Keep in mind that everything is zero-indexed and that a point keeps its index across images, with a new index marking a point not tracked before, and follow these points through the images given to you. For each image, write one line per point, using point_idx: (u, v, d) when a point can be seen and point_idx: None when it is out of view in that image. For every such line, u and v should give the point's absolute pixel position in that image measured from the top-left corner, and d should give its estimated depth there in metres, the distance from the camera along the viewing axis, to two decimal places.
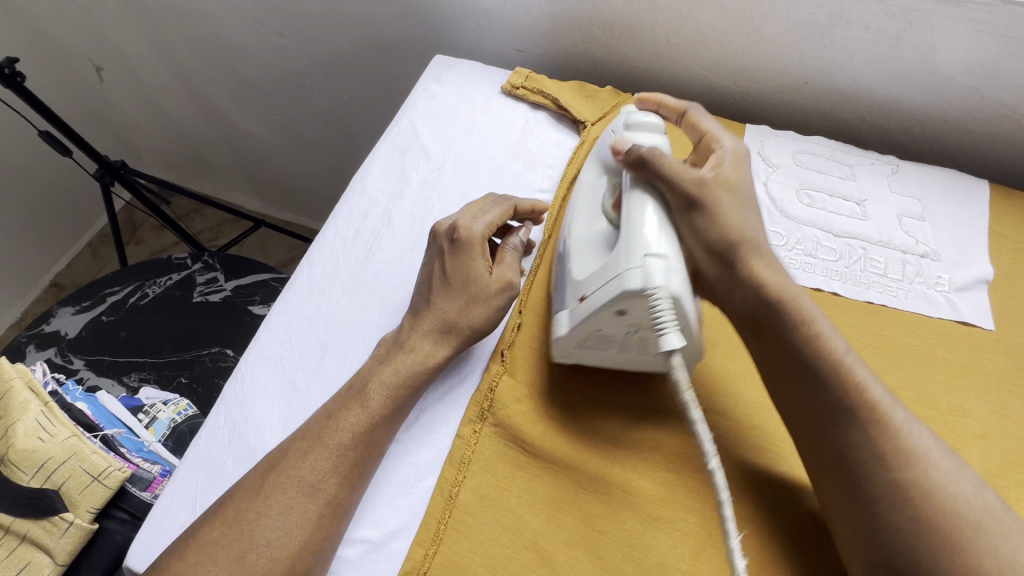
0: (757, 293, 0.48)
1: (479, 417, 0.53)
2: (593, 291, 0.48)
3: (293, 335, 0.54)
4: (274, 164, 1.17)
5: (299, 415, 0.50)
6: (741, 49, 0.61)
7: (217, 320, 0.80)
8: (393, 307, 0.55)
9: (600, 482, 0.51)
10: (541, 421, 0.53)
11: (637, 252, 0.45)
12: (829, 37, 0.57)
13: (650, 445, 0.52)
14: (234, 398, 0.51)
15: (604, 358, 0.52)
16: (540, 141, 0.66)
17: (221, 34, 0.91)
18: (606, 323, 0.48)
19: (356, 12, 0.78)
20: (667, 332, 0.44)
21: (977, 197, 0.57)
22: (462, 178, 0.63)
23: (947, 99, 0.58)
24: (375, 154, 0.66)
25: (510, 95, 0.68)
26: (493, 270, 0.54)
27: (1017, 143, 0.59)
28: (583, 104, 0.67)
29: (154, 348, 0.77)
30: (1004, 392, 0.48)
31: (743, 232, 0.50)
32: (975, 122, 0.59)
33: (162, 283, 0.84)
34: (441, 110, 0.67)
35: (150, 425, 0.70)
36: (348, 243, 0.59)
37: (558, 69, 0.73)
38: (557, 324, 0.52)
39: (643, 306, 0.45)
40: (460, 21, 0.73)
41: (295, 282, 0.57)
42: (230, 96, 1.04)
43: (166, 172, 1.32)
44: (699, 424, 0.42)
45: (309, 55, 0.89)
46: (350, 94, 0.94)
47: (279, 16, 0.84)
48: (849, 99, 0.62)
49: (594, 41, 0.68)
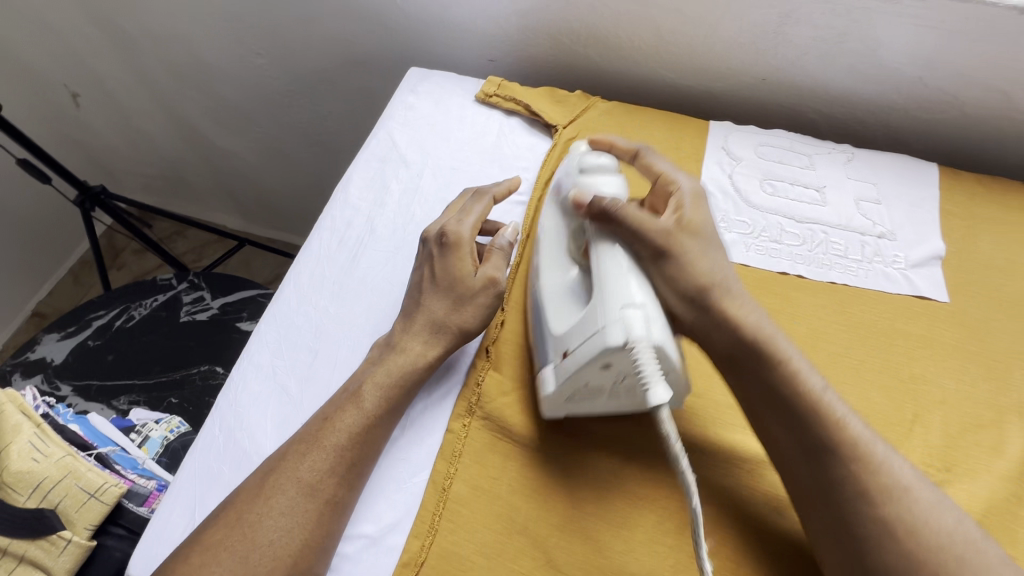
0: (733, 335, 0.52)
1: (468, 411, 0.54)
2: (576, 345, 0.49)
3: (284, 342, 0.59)
4: (260, 182, 1.39)
5: (291, 417, 0.55)
6: (698, 43, 0.74)
7: (208, 334, 1.01)
8: (377, 309, 0.61)
9: (588, 469, 0.51)
10: (529, 411, 0.54)
11: (614, 307, 0.47)
12: (781, 34, 0.70)
13: (636, 431, 0.53)
14: (229, 408, 0.56)
15: (593, 409, 0.52)
16: (514, 145, 0.74)
17: (196, 54, 1.10)
18: (589, 376, 0.48)
19: (330, 30, 0.95)
20: (651, 383, 0.44)
21: (928, 181, 0.65)
22: (442, 184, 0.71)
23: (894, 87, 0.71)
24: (356, 165, 0.73)
25: (484, 103, 0.77)
26: (479, 269, 0.57)
27: (956, 129, 0.73)
28: (554, 108, 0.75)
29: (144, 370, 0.97)
30: (960, 359, 0.54)
31: (711, 274, 0.54)
32: (921, 109, 0.72)
33: (147, 305, 1.05)
34: (418, 121, 0.75)
35: (144, 444, 0.87)
36: (334, 252, 0.65)
37: (528, 75, 0.87)
38: (541, 382, 0.52)
39: (626, 360, 0.46)
40: (433, 35, 0.88)
41: (284, 292, 0.63)
42: (208, 116, 1.25)
43: (145, 195, 1.57)
44: (687, 470, 0.42)
45: (286, 71, 1.07)
46: (332, 111, 1.13)
47: (257, 38, 1.02)
48: (804, 92, 0.75)
49: (560, 47, 0.81)
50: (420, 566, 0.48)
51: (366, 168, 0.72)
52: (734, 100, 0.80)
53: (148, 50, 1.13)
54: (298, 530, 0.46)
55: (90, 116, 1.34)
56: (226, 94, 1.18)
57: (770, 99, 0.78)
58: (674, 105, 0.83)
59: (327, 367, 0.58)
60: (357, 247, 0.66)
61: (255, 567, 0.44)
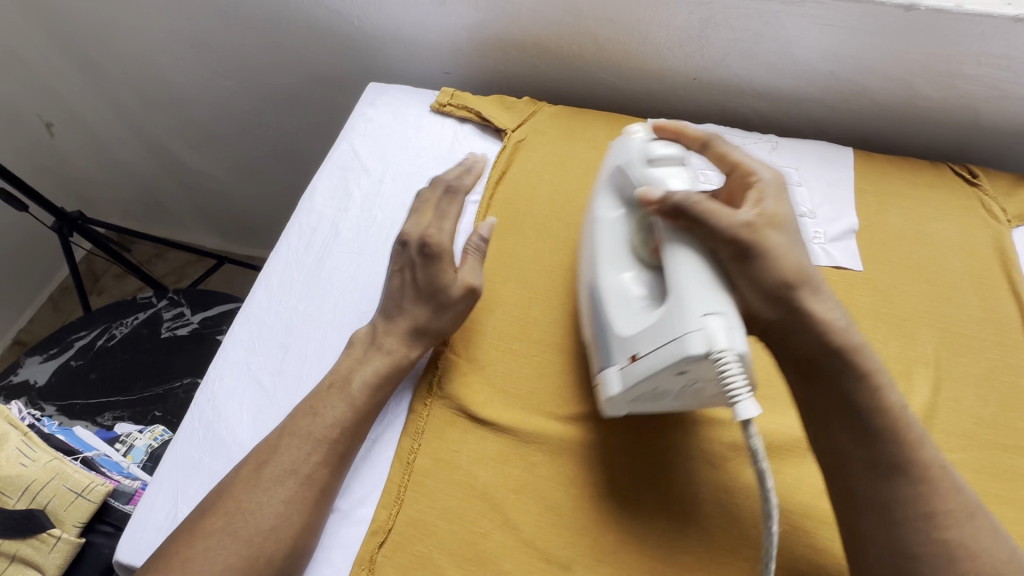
0: (820, 339, 0.52)
1: (428, 393, 0.60)
2: (646, 352, 0.52)
3: (256, 342, 0.63)
4: (234, 200, 1.43)
5: (266, 410, 0.59)
6: (636, 49, 0.81)
7: (188, 347, 1.05)
8: (345, 308, 0.65)
9: (537, 436, 0.57)
10: (484, 390, 0.60)
11: (694, 315, 0.49)
12: (706, 38, 0.77)
13: (578, 401, 0.59)
14: (207, 404, 0.59)
15: (662, 406, 0.56)
16: (468, 149, 0.78)
17: (166, 79, 1.14)
18: (662, 378, 0.51)
19: (292, 51, 1.00)
20: (740, 399, 0.48)
21: (843, 162, 0.74)
22: (402, 188, 0.75)
23: (813, 81, 0.78)
24: (321, 174, 0.77)
25: (439, 112, 0.81)
26: (459, 275, 0.61)
27: (869, 117, 0.81)
28: (503, 115, 0.79)
29: (126, 386, 1.00)
30: (873, 321, 0.63)
31: (800, 269, 0.53)
32: (837, 99, 0.80)
33: (128, 324, 1.08)
34: (377, 131, 0.80)
35: (129, 452, 0.90)
36: (302, 257, 0.69)
37: (480, 86, 0.93)
38: (607, 383, 0.55)
39: (709, 367, 0.49)
40: (389, 51, 0.93)
41: (256, 296, 0.66)
42: (180, 138, 1.29)
43: (123, 220, 1.60)
44: (770, 479, 0.46)
45: (252, 91, 1.12)
46: (300, 129, 1.18)
47: (223, 61, 1.07)
48: (733, 90, 0.82)
49: (508, 58, 0.88)
50: (391, 532, 0.54)
51: (331, 176, 0.76)
52: (673, 100, 0.87)
53: (120, 76, 1.17)
54: (292, 515, 0.51)
55: (65, 145, 1.37)
56: (199, 116, 1.21)
57: (705, 97, 0.84)
58: (619, 106, 0.90)
59: (297, 361, 0.62)
60: (323, 251, 0.69)
61: (257, 550, 0.49)
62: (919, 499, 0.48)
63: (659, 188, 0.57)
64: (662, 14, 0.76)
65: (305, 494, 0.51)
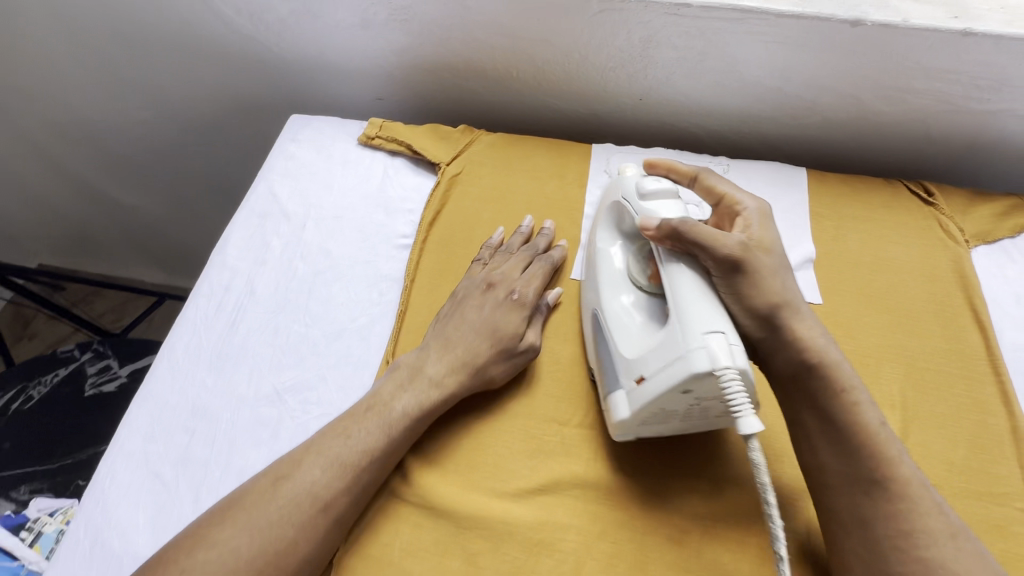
0: (799, 357, 0.63)
1: (399, 495, 0.66)
2: (654, 373, 0.61)
3: (154, 424, 0.73)
4: (166, 233, 1.41)
5: (161, 497, 0.69)
6: (577, 93, 0.95)
7: (116, 403, 0.99)
8: (257, 376, 0.76)
9: (492, 530, 0.64)
10: (449, 483, 0.67)
11: (698, 335, 0.58)
12: (649, 57, 0.87)
13: (525, 493, 0.66)
14: (94, 504, 0.69)
15: (668, 427, 0.66)
16: (402, 186, 0.93)
17: (74, 110, 1.15)
18: (668, 398, 0.60)
19: (211, 82, 1.06)
20: (744, 415, 0.55)
21: (796, 187, 0.90)
22: (323, 236, 0.88)
23: (746, 102, 0.91)
24: (237, 225, 0.90)
25: (367, 145, 0.96)
26: (528, 332, 0.75)
27: (792, 130, 0.95)
28: (437, 147, 0.94)
29: (45, 454, 0.92)
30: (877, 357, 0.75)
31: (782, 295, 0.65)
32: (783, 110, 0.92)
33: (48, 380, 1.00)
34: (298, 171, 0.94)
35: (38, 541, 0.81)
36: (209, 324, 0.80)
37: (411, 109, 1.05)
38: (618, 403, 0.66)
39: (710, 384, 0.58)
40: (313, 83, 1.03)
41: (158, 371, 0.77)
42: (107, 172, 1.27)
43: (50, 256, 1.50)
44: (766, 485, 0.54)
45: (154, 111, 1.14)
46: (220, 152, 1.21)
47: (135, 94, 1.11)
48: (667, 109, 0.95)
49: (444, 94, 1.01)
50: None
51: (247, 226, 0.89)
52: (614, 118, 0.99)
53: (30, 111, 1.16)
54: None
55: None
56: (118, 148, 1.22)
57: (628, 125, 0.99)
58: (561, 128, 1.03)
59: (201, 445, 0.72)
60: (233, 318, 0.81)
61: None
62: (897, 516, 0.57)
63: (656, 218, 0.67)
64: (608, 36, 0.86)
65: (303, 527, 0.60)
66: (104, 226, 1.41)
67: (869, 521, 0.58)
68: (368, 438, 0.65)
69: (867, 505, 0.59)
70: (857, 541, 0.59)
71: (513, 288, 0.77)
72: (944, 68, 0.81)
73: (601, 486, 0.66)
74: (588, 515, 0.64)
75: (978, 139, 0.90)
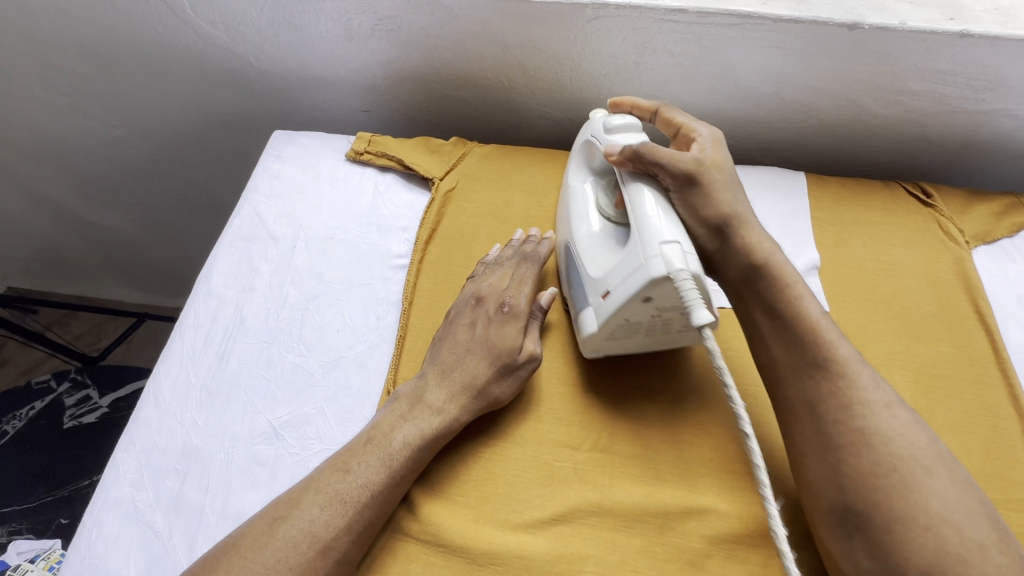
0: (752, 257, 0.72)
1: (412, 532, 0.67)
2: (615, 286, 0.68)
3: (145, 465, 0.74)
4: (144, 255, 1.51)
5: (155, 543, 0.69)
6: (577, 95, 0.98)
7: (97, 434, 1.07)
8: (252, 407, 0.78)
9: (507, 564, 0.64)
10: (461, 517, 0.67)
11: (654, 246, 0.64)
12: (644, 64, 0.90)
13: (540, 525, 0.66)
14: (84, 560, 0.68)
15: (637, 340, 0.73)
16: (395, 205, 0.96)
17: (61, 139, 1.21)
18: (633, 305, 0.67)
19: (194, 103, 1.13)
20: (695, 309, 0.60)
21: (797, 194, 0.94)
22: (314, 261, 0.90)
23: (748, 106, 0.95)
24: (224, 252, 0.92)
25: (356, 160, 1.00)
26: (524, 341, 0.75)
27: (777, 133, 0.99)
28: (432, 160, 0.98)
29: (25, 491, 1.00)
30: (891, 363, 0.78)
31: (732, 207, 0.74)
32: (783, 113, 0.95)
33: (24, 415, 1.07)
34: (285, 191, 0.97)
35: None
36: (199, 353, 0.82)
37: (396, 120, 1.10)
38: (587, 318, 0.73)
39: (667, 288, 0.64)
40: (302, 98, 1.09)
41: (144, 413, 0.78)
42: (75, 197, 1.33)
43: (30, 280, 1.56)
44: (732, 388, 0.59)
45: (140, 137, 1.21)
46: (210, 174, 1.29)
47: (110, 111, 1.16)
48: (661, 114, 0.99)
49: (433, 103, 1.05)
50: None
51: (233, 250, 0.92)
52: None
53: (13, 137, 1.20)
54: None
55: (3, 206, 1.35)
56: (94, 171, 1.28)
57: None
58: (553, 134, 1.07)
59: (192, 486, 0.72)
60: (224, 347, 0.83)
61: None
62: (915, 547, 0.53)
63: (619, 143, 0.75)
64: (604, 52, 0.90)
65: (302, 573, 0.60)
66: (108, 237, 1.45)
67: (817, 402, 0.62)
68: (370, 472, 0.66)
69: (850, 475, 0.58)
70: (851, 531, 0.57)
71: (503, 303, 0.77)
72: (940, 70, 0.84)
73: (613, 517, 0.66)
74: (599, 546, 0.65)
75: (971, 140, 0.93)
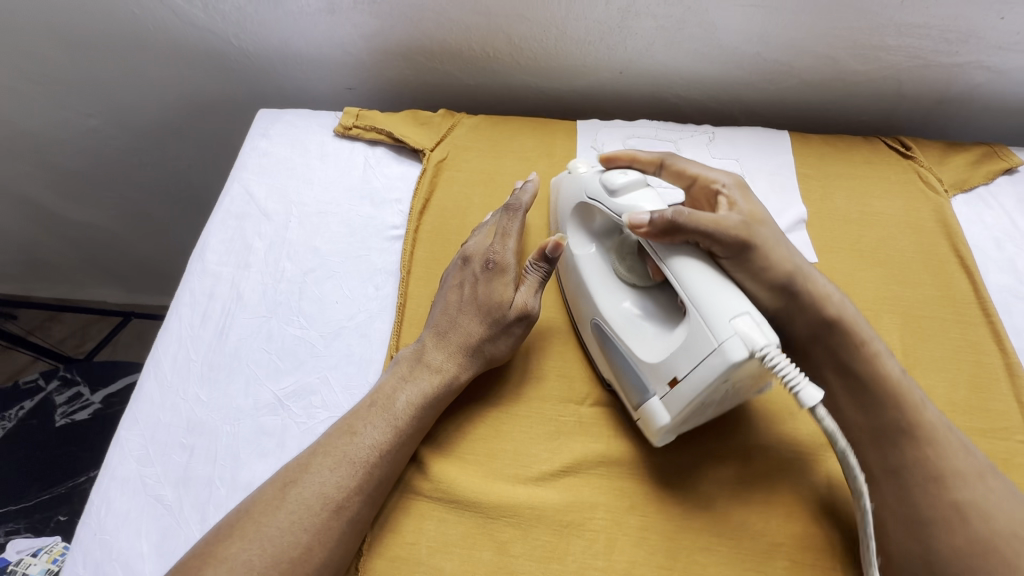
0: (816, 318, 0.76)
1: (426, 491, 0.72)
2: (687, 373, 0.65)
3: (148, 441, 0.76)
4: (128, 253, 1.53)
5: (163, 515, 0.72)
6: (564, 60, 1.02)
7: (92, 431, 1.07)
8: (257, 377, 0.81)
9: (519, 518, 0.70)
10: (473, 474, 0.73)
11: (727, 323, 0.62)
12: (628, 28, 0.96)
13: (549, 482, 0.73)
14: (92, 536, 0.70)
15: (705, 415, 0.70)
16: (385, 177, 0.99)
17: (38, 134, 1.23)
18: (709, 391, 0.64)
19: (178, 89, 1.17)
20: (803, 388, 0.60)
21: (782, 149, 1.00)
22: (308, 235, 0.93)
23: (726, 65, 1.00)
24: (215, 228, 0.93)
25: (345, 135, 1.02)
26: (516, 296, 0.80)
27: (750, 93, 1.06)
28: (422, 131, 1.01)
29: (20, 491, 1.00)
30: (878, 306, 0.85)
31: (788, 264, 0.76)
32: (758, 73, 1.02)
33: (16, 414, 1.07)
34: (272, 167, 1.00)
35: None
36: (198, 329, 0.84)
37: (380, 96, 1.15)
38: (656, 411, 0.69)
39: (750, 365, 0.62)
40: (288, 78, 1.12)
41: (145, 390, 0.80)
42: (52, 193, 1.35)
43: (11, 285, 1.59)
44: (841, 440, 0.62)
45: (117, 127, 1.24)
46: (196, 160, 1.33)
47: (88, 102, 1.18)
48: (641, 77, 1.04)
49: (417, 75, 1.09)
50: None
51: (224, 228, 0.93)
52: (596, 88, 1.08)
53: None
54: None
55: None
56: (71, 164, 1.29)
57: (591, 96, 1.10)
58: (534, 101, 1.12)
59: (199, 458, 0.75)
60: (224, 322, 0.85)
61: None
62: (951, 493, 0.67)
63: (643, 215, 0.72)
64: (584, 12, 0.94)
65: (316, 532, 0.64)
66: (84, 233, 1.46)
67: (902, 470, 0.69)
68: (376, 432, 0.71)
69: (900, 459, 0.69)
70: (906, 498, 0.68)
71: (491, 262, 0.81)
72: (911, 23, 0.91)
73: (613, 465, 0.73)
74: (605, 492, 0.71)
75: (945, 93, 1.02)
